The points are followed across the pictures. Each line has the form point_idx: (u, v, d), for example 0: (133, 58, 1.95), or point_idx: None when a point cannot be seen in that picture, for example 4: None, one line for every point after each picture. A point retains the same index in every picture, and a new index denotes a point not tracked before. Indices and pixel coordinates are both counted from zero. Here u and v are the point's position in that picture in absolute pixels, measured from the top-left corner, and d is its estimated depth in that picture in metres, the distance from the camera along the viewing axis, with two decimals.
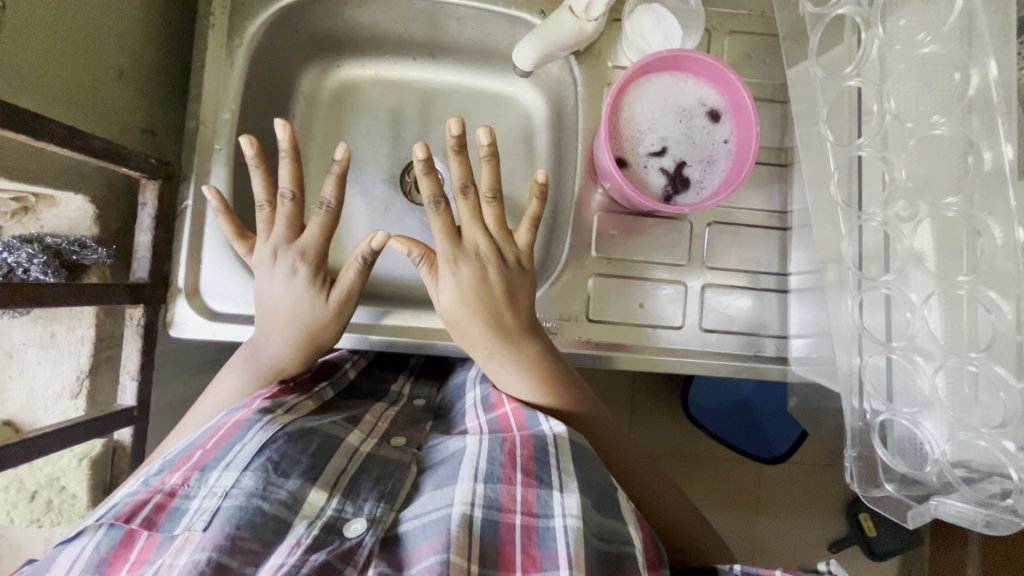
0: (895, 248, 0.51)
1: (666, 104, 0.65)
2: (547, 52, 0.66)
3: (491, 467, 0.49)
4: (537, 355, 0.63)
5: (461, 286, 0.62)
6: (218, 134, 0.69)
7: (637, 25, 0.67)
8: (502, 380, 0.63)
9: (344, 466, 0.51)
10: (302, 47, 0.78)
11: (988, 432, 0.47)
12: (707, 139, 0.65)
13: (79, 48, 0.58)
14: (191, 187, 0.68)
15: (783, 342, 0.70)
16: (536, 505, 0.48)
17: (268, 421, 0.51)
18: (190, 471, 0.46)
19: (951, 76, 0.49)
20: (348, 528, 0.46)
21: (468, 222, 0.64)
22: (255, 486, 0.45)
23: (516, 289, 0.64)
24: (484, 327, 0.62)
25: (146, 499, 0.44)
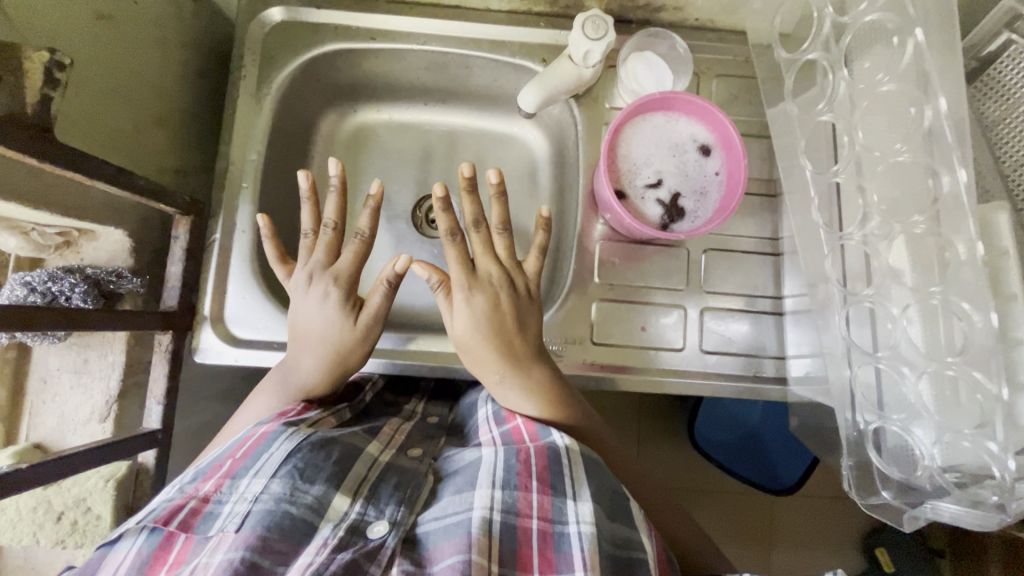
0: (874, 265, 0.55)
1: (660, 142, 0.71)
2: (548, 95, 0.72)
3: (508, 474, 0.52)
4: (546, 380, 0.66)
5: (474, 314, 0.65)
6: (245, 173, 0.75)
7: (631, 71, 0.74)
8: (512, 405, 0.65)
9: (364, 474, 0.53)
10: (324, 94, 0.85)
11: (971, 433, 0.50)
12: (700, 173, 0.71)
13: (124, 98, 0.64)
14: (219, 222, 0.73)
15: (782, 362, 0.73)
16: (551, 512, 0.50)
17: (293, 431, 0.54)
18: (222, 479, 0.50)
19: (909, 110, 0.54)
20: (371, 530, 0.49)
21: (481, 252, 0.68)
22: (283, 492, 0.48)
23: (525, 316, 0.67)
24: (492, 353, 0.65)
25: (183, 503, 0.48)
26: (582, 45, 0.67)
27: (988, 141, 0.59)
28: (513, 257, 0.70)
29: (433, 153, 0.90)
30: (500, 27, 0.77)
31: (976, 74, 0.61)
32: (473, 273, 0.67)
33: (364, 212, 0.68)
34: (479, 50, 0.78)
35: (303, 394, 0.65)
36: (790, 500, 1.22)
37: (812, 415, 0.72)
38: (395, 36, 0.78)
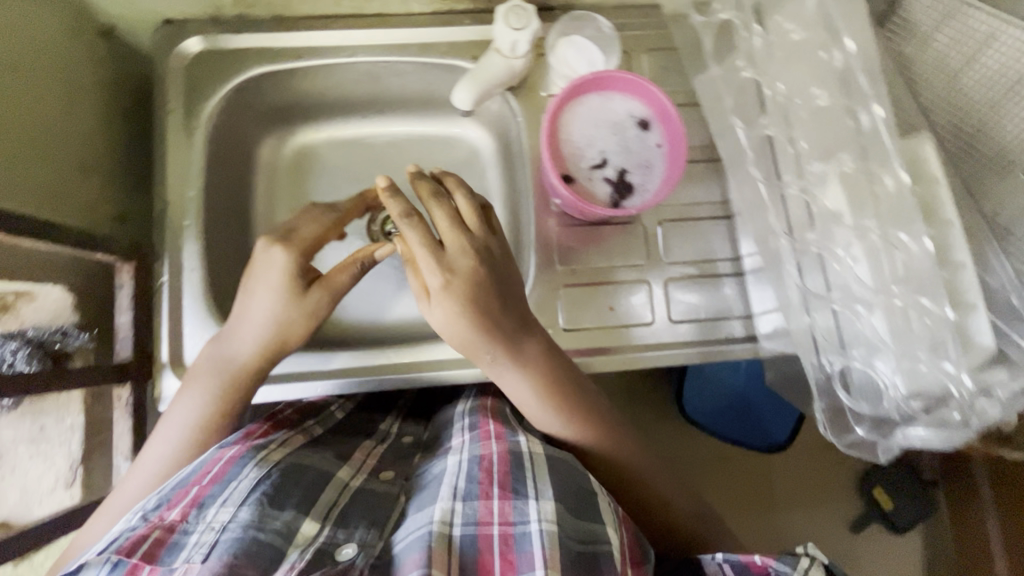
0: (816, 212, 0.56)
1: (599, 122, 0.71)
2: (483, 91, 0.71)
3: (470, 485, 0.52)
4: (540, 356, 0.65)
5: (453, 302, 0.60)
6: (186, 211, 0.72)
7: (561, 57, 0.74)
8: (507, 385, 0.66)
9: (335, 500, 0.53)
10: (259, 119, 0.83)
11: (927, 357, 0.53)
12: (642, 147, 0.71)
13: (43, 149, 0.61)
14: (166, 263, 0.70)
15: (750, 321, 0.74)
16: (514, 515, 0.50)
17: (261, 458, 0.54)
18: (189, 507, 0.49)
19: (829, 57, 0.57)
20: (339, 554, 0.47)
21: (454, 240, 0.61)
22: (252, 519, 0.47)
23: (506, 292, 0.63)
24: (478, 339, 0.62)
25: (146, 534, 0.46)
26: (507, 36, 0.67)
27: (908, 77, 0.61)
28: (487, 231, 0.64)
29: (379, 165, 0.89)
30: (426, 29, 0.77)
31: (888, 15, 0.63)
32: (443, 257, 0.60)
33: (316, 209, 0.69)
34: (407, 55, 0.77)
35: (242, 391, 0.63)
36: (784, 457, 1.24)
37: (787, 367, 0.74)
38: (320, 52, 0.76)
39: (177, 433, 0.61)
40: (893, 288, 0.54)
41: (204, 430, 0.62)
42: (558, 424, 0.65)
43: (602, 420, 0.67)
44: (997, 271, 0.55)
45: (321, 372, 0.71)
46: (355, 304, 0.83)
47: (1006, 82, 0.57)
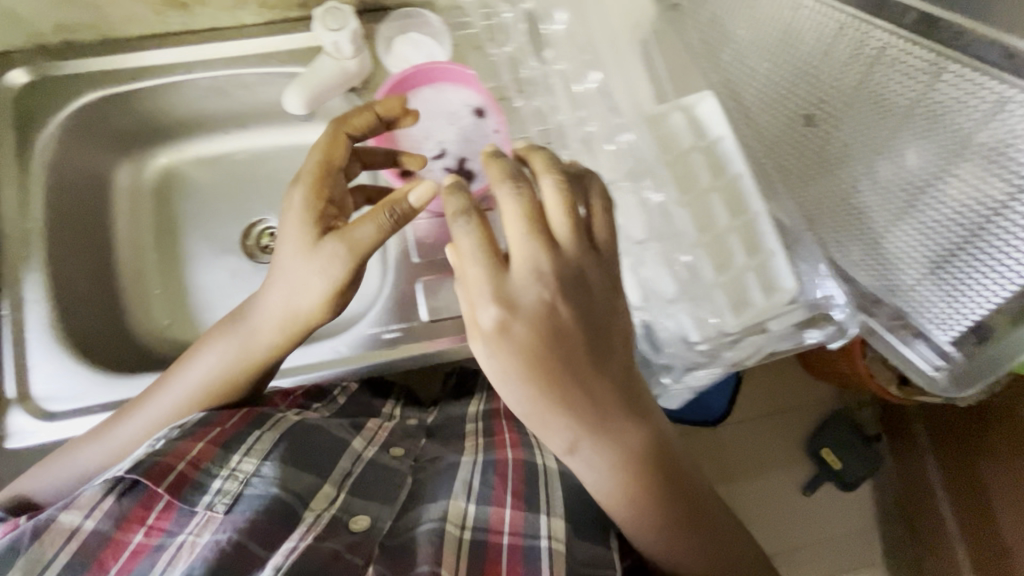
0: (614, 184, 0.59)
1: (435, 113, 0.72)
2: (314, 93, 0.72)
3: (491, 484, 0.63)
4: (638, 439, 0.52)
5: (521, 353, 0.46)
6: (26, 245, 0.73)
7: (399, 55, 0.76)
8: (545, 429, 0.50)
9: (349, 468, 0.66)
10: (109, 145, 0.82)
11: (711, 318, 0.54)
12: (480, 134, 0.72)
13: None
14: (9, 299, 0.71)
15: None
16: (523, 527, 0.60)
17: (266, 430, 0.64)
18: (210, 448, 0.61)
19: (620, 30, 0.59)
20: (353, 524, 0.60)
21: (574, 246, 0.46)
22: (275, 477, 0.60)
23: (593, 319, 0.47)
24: (523, 381, 0.47)
25: (172, 464, 0.59)
26: (327, 37, 0.69)
27: (709, 47, 0.67)
28: (581, 245, 0.46)
29: (247, 181, 0.90)
30: (262, 40, 0.77)
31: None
32: (561, 258, 0.45)
33: (325, 132, 0.60)
34: (247, 68, 0.78)
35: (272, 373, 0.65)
36: None
37: None
38: (155, 73, 0.77)
39: (187, 385, 0.65)
40: (652, 243, 0.58)
41: (212, 391, 0.65)
42: (608, 484, 0.53)
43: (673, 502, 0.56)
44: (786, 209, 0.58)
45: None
46: None
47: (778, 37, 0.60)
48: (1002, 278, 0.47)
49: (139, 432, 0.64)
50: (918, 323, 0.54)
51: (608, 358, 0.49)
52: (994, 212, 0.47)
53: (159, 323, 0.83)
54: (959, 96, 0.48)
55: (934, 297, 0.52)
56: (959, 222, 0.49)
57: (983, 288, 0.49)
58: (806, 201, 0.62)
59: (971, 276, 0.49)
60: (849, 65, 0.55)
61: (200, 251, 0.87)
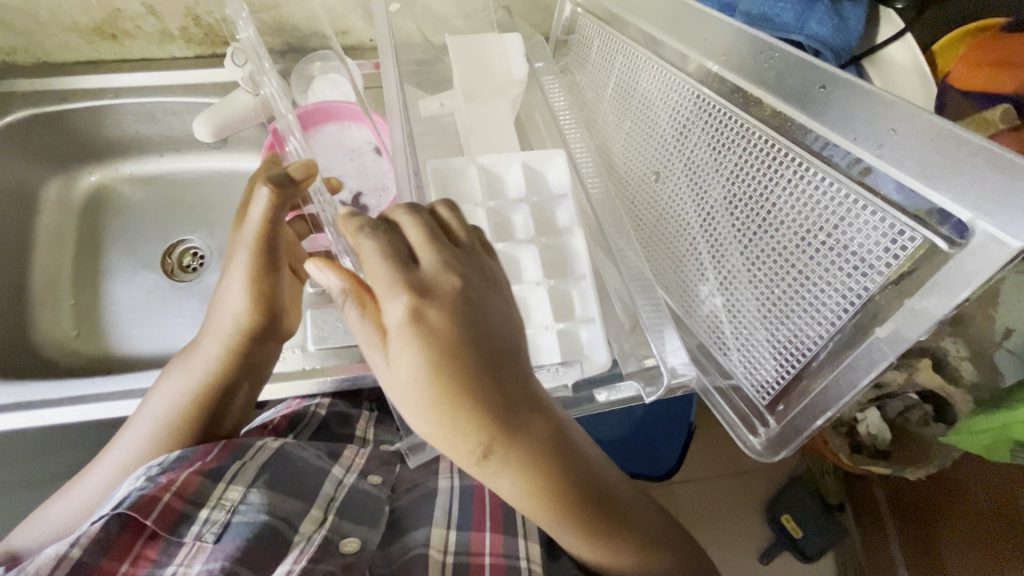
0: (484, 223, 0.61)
1: (336, 147, 0.75)
2: (221, 124, 0.75)
3: (464, 513, 0.62)
4: (549, 437, 0.44)
5: (417, 360, 0.40)
6: None
7: (318, 93, 0.79)
8: (451, 446, 0.43)
9: (332, 493, 0.62)
10: (39, 161, 0.86)
11: (676, 306, 0.58)
12: (378, 171, 0.76)
13: None
14: None
15: None
16: (502, 548, 0.59)
17: (259, 447, 0.61)
18: (195, 477, 0.56)
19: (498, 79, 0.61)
20: (342, 547, 0.56)
21: (428, 258, 0.43)
22: (262, 503, 0.57)
23: (488, 353, 0.42)
24: (437, 389, 0.40)
25: (157, 496, 0.54)
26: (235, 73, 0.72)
27: (581, 101, 0.67)
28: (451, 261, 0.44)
29: (176, 203, 0.92)
30: (189, 72, 0.82)
31: (564, 37, 0.69)
32: (413, 275, 0.42)
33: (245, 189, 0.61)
34: (174, 97, 0.82)
35: (227, 390, 0.63)
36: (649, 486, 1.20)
37: None
38: (86, 95, 0.81)
39: (151, 420, 0.61)
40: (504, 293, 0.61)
41: (171, 423, 0.61)
42: (506, 486, 0.44)
43: (621, 509, 0.50)
44: (629, 256, 0.59)
45: (79, 397, 0.72)
46: (157, 337, 0.85)
47: (629, 94, 0.60)
48: (808, 337, 0.47)
49: (96, 481, 0.61)
50: (739, 381, 0.52)
51: (523, 361, 0.45)
52: (802, 274, 0.47)
53: (67, 335, 0.84)
54: (744, 154, 0.50)
55: (754, 356, 0.51)
56: (774, 280, 0.49)
57: (793, 348, 0.48)
58: (650, 252, 0.60)
59: (784, 335, 0.48)
60: (683, 124, 0.55)
61: (120, 267, 0.89)
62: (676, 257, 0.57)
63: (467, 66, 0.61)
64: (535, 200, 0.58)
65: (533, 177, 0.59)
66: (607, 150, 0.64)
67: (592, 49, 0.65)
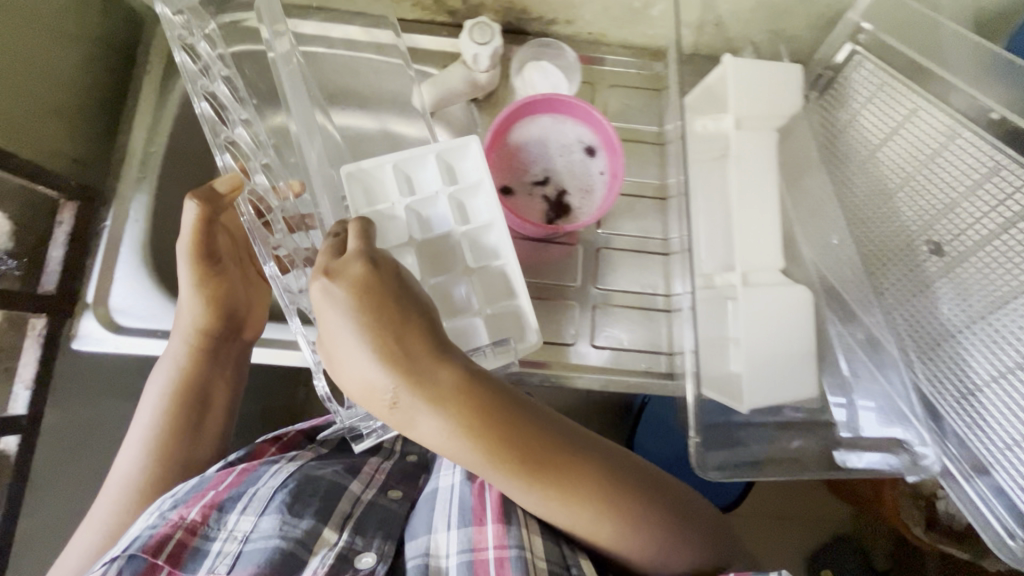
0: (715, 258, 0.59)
1: (548, 140, 0.74)
2: (442, 96, 0.76)
3: (462, 512, 0.57)
4: (470, 410, 0.48)
5: (335, 322, 0.47)
6: (144, 165, 0.75)
7: (527, 79, 0.79)
8: (369, 401, 0.49)
9: (349, 510, 0.59)
10: None
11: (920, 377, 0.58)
12: (585, 172, 0.73)
13: (27, 93, 0.66)
14: (112, 210, 0.73)
15: (672, 359, 0.77)
16: (507, 538, 0.55)
17: (275, 470, 0.61)
18: (206, 511, 0.56)
19: (771, 113, 0.59)
20: (358, 563, 0.55)
21: (353, 244, 0.49)
22: (273, 528, 0.55)
23: (409, 323, 0.48)
24: (355, 336, 0.47)
25: (168, 534, 0.54)
26: (470, 48, 0.71)
27: (830, 159, 0.64)
28: (369, 247, 0.49)
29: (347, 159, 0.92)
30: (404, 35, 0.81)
31: (827, 86, 0.66)
32: (331, 259, 0.48)
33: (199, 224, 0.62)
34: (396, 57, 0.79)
35: (200, 392, 0.65)
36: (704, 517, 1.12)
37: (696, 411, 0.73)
38: None
39: (139, 440, 0.63)
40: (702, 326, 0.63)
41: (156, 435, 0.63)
42: (442, 448, 0.49)
43: (567, 459, 0.51)
44: (874, 316, 0.60)
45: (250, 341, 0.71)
46: None
47: (906, 170, 0.59)
48: None
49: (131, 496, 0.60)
50: (997, 479, 0.52)
51: (439, 333, 0.50)
52: None
53: None
54: None
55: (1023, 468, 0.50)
56: None
57: None
58: (894, 322, 0.59)
59: None
60: (966, 223, 0.54)
61: None
62: (925, 347, 0.57)
63: (742, 95, 0.58)
64: (453, 189, 0.62)
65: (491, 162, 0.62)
66: (859, 220, 0.62)
67: (862, 110, 0.63)
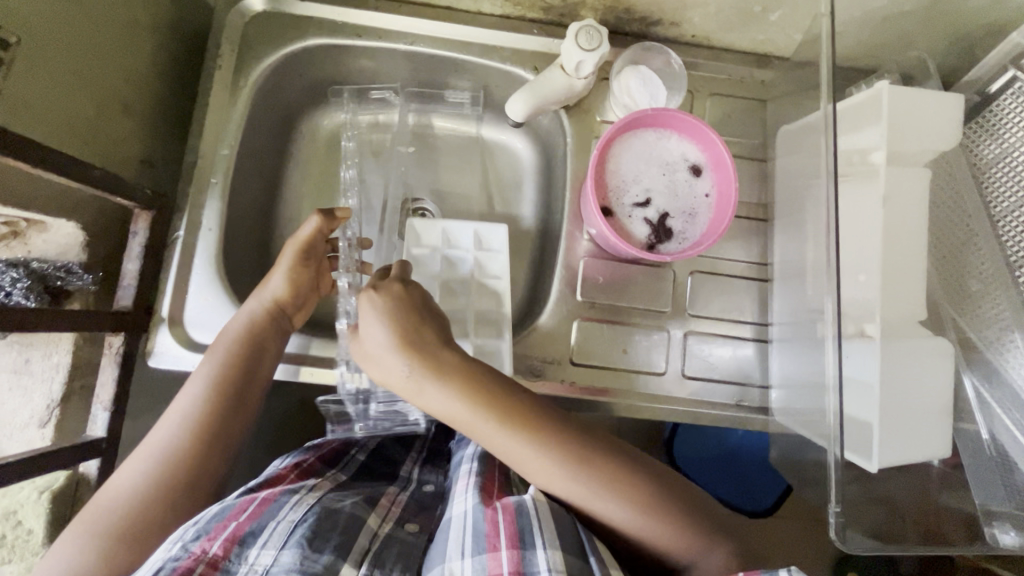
0: (851, 305, 0.54)
1: (651, 158, 0.68)
2: (537, 105, 0.69)
3: (476, 538, 0.52)
4: (479, 374, 0.59)
5: (366, 303, 0.60)
6: (215, 169, 0.70)
7: (624, 84, 0.72)
8: (390, 374, 0.60)
9: (368, 544, 0.54)
10: (307, 89, 0.79)
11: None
12: (689, 193, 0.68)
13: (100, 89, 0.61)
14: (184, 218, 0.68)
15: (765, 392, 0.73)
16: (523, 565, 0.50)
17: (298, 500, 0.56)
18: (229, 544, 0.50)
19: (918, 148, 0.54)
20: None
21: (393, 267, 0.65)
22: (294, 562, 0.49)
23: (425, 310, 0.61)
24: (384, 323, 0.59)
25: (190, 568, 0.48)
26: (576, 55, 0.64)
27: (981, 194, 0.59)
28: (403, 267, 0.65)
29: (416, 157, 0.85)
30: (491, 32, 0.75)
31: (977, 112, 0.60)
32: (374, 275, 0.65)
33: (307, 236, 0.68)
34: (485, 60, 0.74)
35: (252, 360, 0.62)
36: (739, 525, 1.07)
37: (794, 450, 0.69)
38: (381, 35, 0.74)
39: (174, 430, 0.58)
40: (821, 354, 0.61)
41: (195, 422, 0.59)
42: (452, 411, 0.58)
43: (567, 431, 0.57)
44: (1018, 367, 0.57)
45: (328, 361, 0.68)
46: None
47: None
48: None
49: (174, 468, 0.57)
50: None
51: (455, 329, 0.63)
52: None
53: None
54: None
55: None
56: None
57: None
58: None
59: None
60: None
61: None
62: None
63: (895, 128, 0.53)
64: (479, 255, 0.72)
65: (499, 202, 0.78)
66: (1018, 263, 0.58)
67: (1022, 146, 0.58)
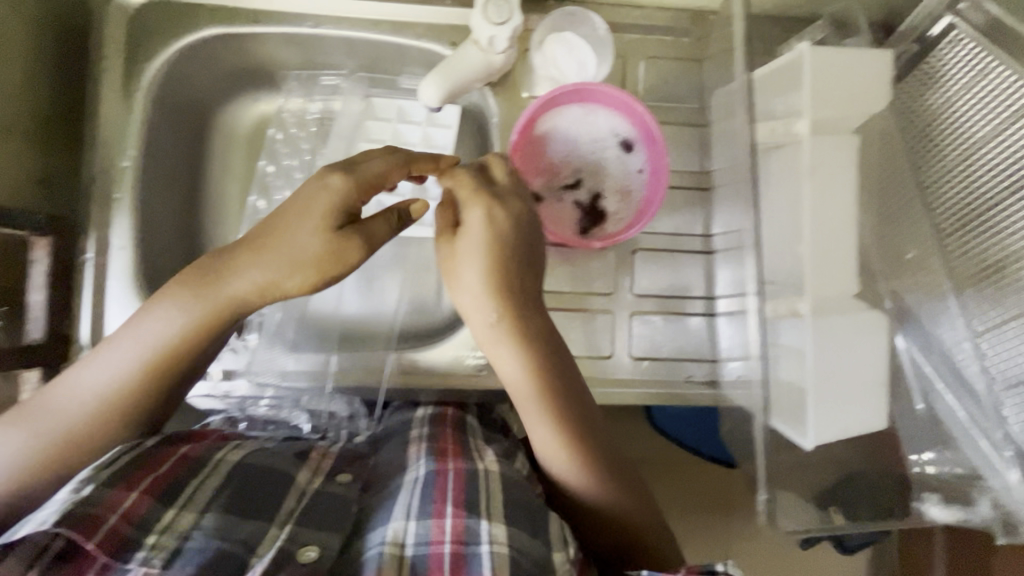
0: (779, 283, 0.52)
1: (577, 136, 0.65)
2: (452, 88, 0.64)
3: (423, 503, 0.51)
4: (536, 326, 0.57)
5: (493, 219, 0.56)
6: (118, 183, 0.66)
7: (548, 55, 0.68)
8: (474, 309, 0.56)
9: (295, 504, 0.53)
10: (218, 84, 0.72)
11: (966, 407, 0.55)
12: (622, 170, 0.65)
13: None
14: (91, 239, 0.65)
15: (714, 366, 0.72)
16: (465, 533, 0.49)
17: (222, 460, 0.54)
18: (144, 498, 0.49)
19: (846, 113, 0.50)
20: (302, 556, 0.48)
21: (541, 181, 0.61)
22: (216, 524, 0.48)
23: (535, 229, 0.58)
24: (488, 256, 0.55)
25: (101, 518, 0.46)
26: (485, 31, 0.60)
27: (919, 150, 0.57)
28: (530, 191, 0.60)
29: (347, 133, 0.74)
30: (400, 7, 0.69)
31: (915, 63, 0.57)
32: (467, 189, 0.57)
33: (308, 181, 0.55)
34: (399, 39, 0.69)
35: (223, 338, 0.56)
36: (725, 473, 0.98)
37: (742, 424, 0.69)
38: (283, 20, 0.69)
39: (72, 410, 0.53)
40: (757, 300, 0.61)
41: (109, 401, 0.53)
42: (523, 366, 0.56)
43: (573, 393, 0.57)
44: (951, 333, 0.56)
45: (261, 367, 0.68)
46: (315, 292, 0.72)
47: (1007, 182, 0.52)
48: None
49: (89, 425, 0.53)
50: None
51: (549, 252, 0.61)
52: None
53: None
54: None
55: None
56: None
57: None
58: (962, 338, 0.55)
59: None
60: None
61: None
62: (1012, 382, 0.53)
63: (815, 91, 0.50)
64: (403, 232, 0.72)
65: (422, 141, 0.73)
66: (944, 227, 0.56)
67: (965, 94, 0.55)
